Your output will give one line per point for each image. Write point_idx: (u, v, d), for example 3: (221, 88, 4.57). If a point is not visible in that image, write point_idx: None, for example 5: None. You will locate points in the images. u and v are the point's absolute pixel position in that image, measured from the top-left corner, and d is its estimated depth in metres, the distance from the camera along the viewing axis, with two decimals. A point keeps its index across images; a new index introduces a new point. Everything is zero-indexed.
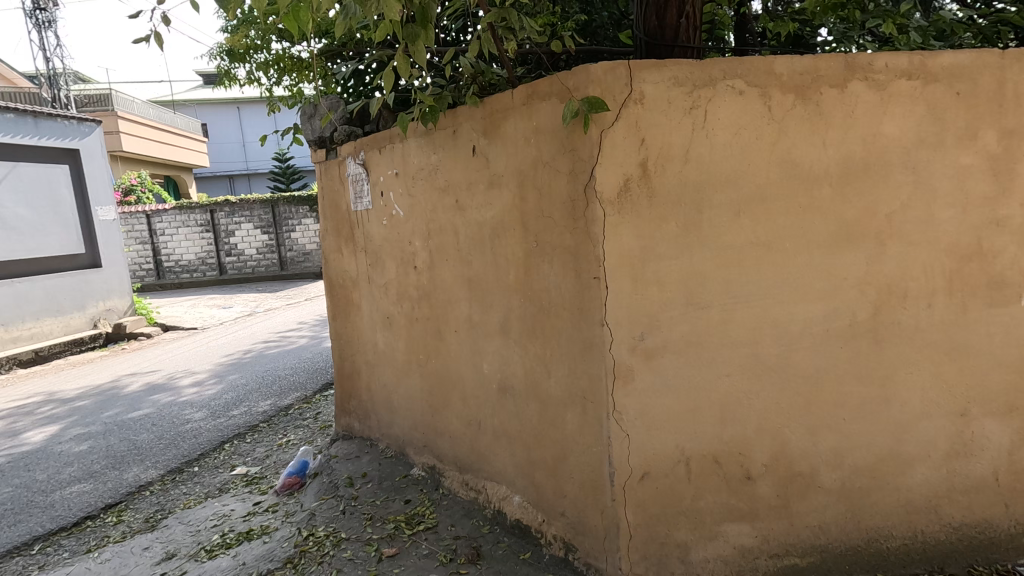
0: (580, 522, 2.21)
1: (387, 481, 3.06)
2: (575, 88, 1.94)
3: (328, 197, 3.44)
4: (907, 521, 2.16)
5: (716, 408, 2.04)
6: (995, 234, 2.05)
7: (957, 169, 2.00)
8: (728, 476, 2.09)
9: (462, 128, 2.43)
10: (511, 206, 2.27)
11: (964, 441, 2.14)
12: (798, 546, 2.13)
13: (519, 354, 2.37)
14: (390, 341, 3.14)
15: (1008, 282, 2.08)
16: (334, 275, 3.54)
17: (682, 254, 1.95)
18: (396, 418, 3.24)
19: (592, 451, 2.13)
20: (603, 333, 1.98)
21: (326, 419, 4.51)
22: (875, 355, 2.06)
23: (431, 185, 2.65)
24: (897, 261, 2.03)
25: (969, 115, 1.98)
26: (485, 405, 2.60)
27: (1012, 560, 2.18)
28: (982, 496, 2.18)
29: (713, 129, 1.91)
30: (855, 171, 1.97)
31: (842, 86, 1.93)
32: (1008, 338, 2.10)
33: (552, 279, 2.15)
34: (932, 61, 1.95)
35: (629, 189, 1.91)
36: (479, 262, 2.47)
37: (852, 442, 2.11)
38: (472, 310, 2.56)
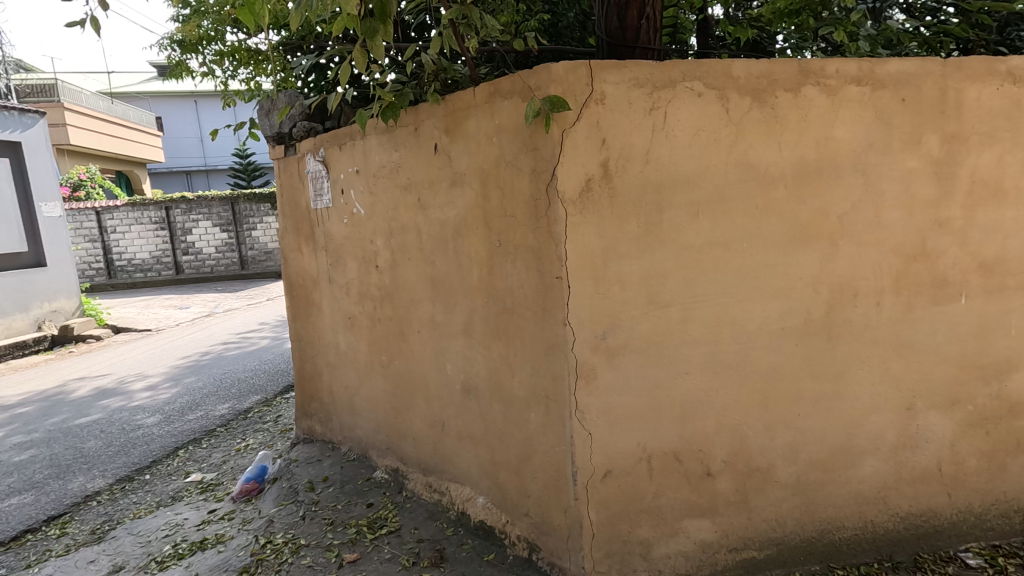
0: (544, 522, 2.21)
1: (349, 484, 3.00)
2: (538, 87, 1.93)
3: (287, 195, 3.35)
4: (858, 512, 2.24)
5: (676, 405, 2.07)
6: (938, 235, 2.13)
7: (903, 173, 2.08)
8: (688, 472, 2.12)
9: (424, 125, 2.39)
10: (473, 205, 2.25)
11: (910, 434, 2.23)
12: (756, 540, 2.18)
13: (482, 355, 2.35)
14: (352, 342, 3.08)
15: (950, 281, 2.17)
16: (294, 274, 3.45)
17: (643, 253, 1.97)
18: (358, 421, 3.18)
19: (555, 450, 2.13)
20: (565, 333, 1.98)
21: (287, 422, 4.40)
22: (827, 352, 2.12)
23: (393, 182, 2.60)
24: (848, 261, 2.09)
25: (914, 120, 2.06)
26: (449, 406, 2.57)
27: (954, 547, 2.29)
28: (927, 487, 2.27)
29: (673, 129, 1.93)
30: (809, 173, 2.02)
31: (796, 90, 1.98)
32: (950, 335, 2.19)
33: (515, 279, 2.15)
34: (879, 68, 2.02)
35: (591, 189, 1.92)
36: (442, 261, 2.45)
37: (807, 437, 2.17)
38: (435, 310, 2.53)
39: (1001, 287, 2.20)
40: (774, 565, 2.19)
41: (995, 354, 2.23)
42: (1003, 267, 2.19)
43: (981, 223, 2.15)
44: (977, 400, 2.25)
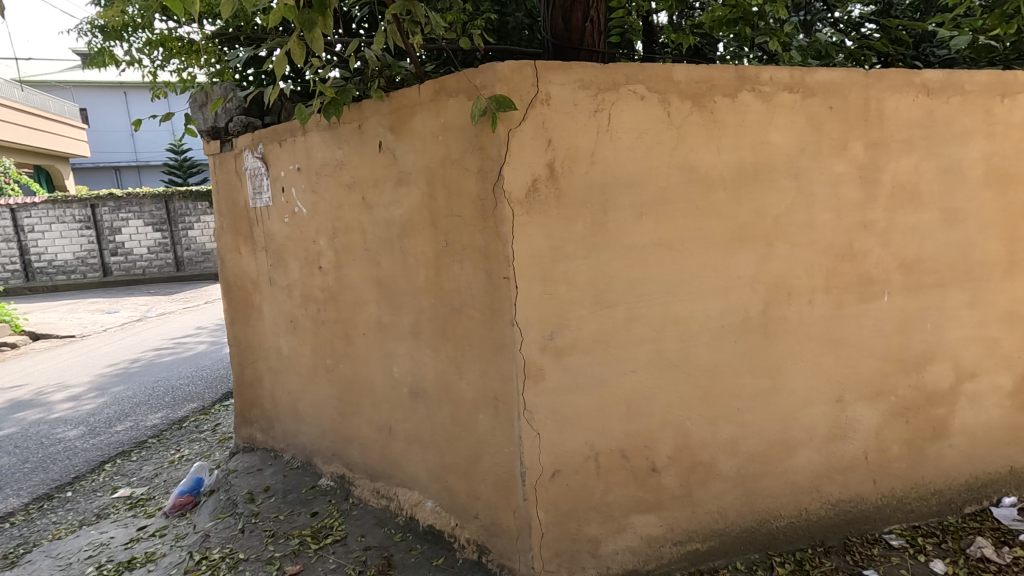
0: (493, 524, 2.20)
1: (292, 494, 2.89)
2: (484, 86, 1.91)
3: (224, 192, 3.19)
4: (794, 501, 2.34)
5: (623, 403, 2.10)
6: (863, 236, 2.26)
7: (832, 177, 2.19)
8: (634, 469, 2.15)
9: (368, 123, 2.33)
10: (420, 205, 2.21)
11: (840, 425, 2.35)
12: (699, 532, 2.24)
13: (430, 357, 2.31)
14: (295, 346, 2.97)
15: (875, 280, 2.30)
16: (231, 276, 3.30)
17: (590, 254, 1.99)
18: (302, 427, 3.07)
19: (504, 452, 2.12)
20: (513, 333, 1.98)
21: (227, 431, 4.20)
22: (765, 348, 2.21)
23: (337, 181, 2.52)
24: (782, 261, 2.18)
25: (841, 127, 2.17)
26: (396, 410, 2.52)
27: (878, 530, 2.44)
28: (855, 474, 2.40)
29: (618, 131, 1.96)
30: (746, 176, 2.10)
31: (733, 96, 2.05)
32: (875, 329, 2.33)
33: (462, 280, 2.12)
34: (810, 77, 2.11)
35: (537, 189, 1.92)
36: (388, 262, 2.39)
37: (746, 431, 2.25)
38: (381, 312, 2.47)
39: (919, 285, 2.35)
40: (716, 556, 2.26)
41: (915, 347, 2.39)
42: (921, 266, 2.34)
43: (902, 225, 2.29)
44: (899, 391, 2.40)
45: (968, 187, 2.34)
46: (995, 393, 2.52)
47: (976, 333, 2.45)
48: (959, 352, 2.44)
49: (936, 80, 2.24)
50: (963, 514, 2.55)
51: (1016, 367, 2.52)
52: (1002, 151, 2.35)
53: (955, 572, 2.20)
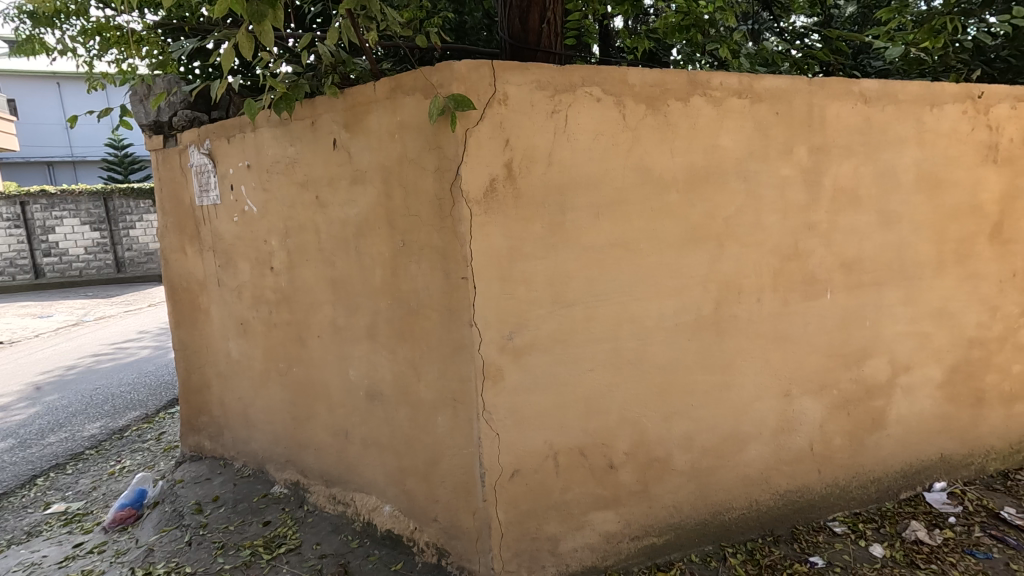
0: (452, 526, 2.18)
1: (243, 503, 2.79)
2: (441, 84, 1.90)
3: (168, 189, 3.05)
4: (745, 493, 2.42)
5: (581, 401, 2.12)
6: (807, 237, 2.36)
7: (779, 180, 2.28)
8: (593, 466, 2.18)
9: (322, 120, 2.27)
10: (376, 204, 2.17)
11: (788, 418, 2.44)
12: (656, 527, 2.29)
13: (388, 359, 2.27)
14: (245, 349, 2.87)
15: (819, 279, 2.41)
16: (176, 278, 3.15)
17: (548, 254, 2.00)
18: (254, 434, 2.96)
19: (463, 453, 2.10)
20: (471, 334, 1.97)
21: (172, 440, 4.01)
22: (717, 345, 2.28)
23: (289, 178, 2.45)
24: (733, 260, 2.25)
25: (787, 132, 2.26)
26: (353, 414, 2.46)
27: (823, 518, 2.57)
28: (801, 465, 2.50)
29: (575, 133, 1.98)
30: (698, 178, 2.16)
31: (685, 100, 2.10)
32: (819, 326, 2.43)
33: (420, 280, 2.10)
34: (758, 83, 2.19)
35: (495, 189, 1.91)
36: (343, 262, 2.34)
37: (700, 426, 2.31)
38: (336, 314, 2.42)
39: (859, 283, 2.48)
40: (672, 549, 2.32)
41: (856, 343, 2.51)
42: (861, 265, 2.47)
43: (843, 226, 2.41)
44: (841, 384, 2.52)
45: (902, 191, 2.47)
46: (927, 384, 2.68)
47: (910, 328, 2.59)
48: (895, 346, 2.58)
49: (873, 89, 2.36)
50: (899, 499, 2.70)
51: (946, 360, 2.69)
52: (931, 157, 2.50)
53: (892, 555, 2.34)
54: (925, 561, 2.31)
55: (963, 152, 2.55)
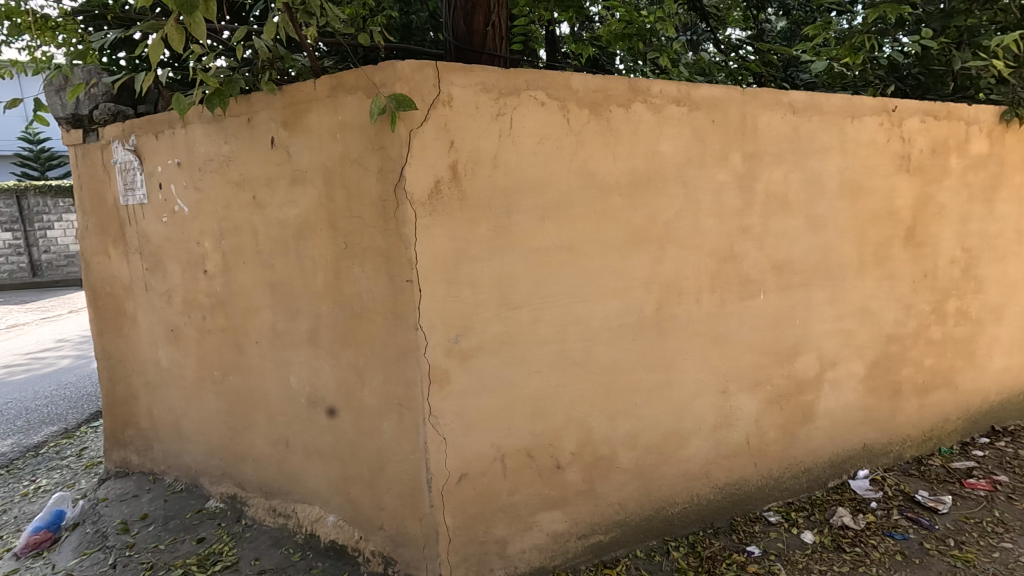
0: (399, 533, 2.14)
1: (175, 520, 2.64)
2: (383, 84, 1.86)
3: (88, 187, 2.85)
4: (687, 488, 2.50)
5: (528, 403, 2.13)
6: (742, 240, 2.47)
7: (715, 185, 2.37)
8: (540, 467, 2.19)
9: (259, 117, 2.19)
10: (317, 205, 2.11)
11: (725, 414, 2.54)
12: (602, 524, 2.34)
13: (330, 364, 2.21)
14: (177, 357, 2.72)
15: (753, 280, 2.52)
16: (98, 282, 2.95)
17: (494, 256, 2.00)
18: (186, 446, 2.81)
19: (409, 459, 2.07)
20: (417, 338, 1.94)
21: (95, 456, 3.75)
22: (659, 344, 2.34)
23: (224, 178, 2.34)
24: (673, 263, 2.33)
25: (722, 139, 2.36)
26: (294, 422, 2.38)
27: (759, 509, 2.69)
28: (738, 459, 2.61)
29: (520, 136, 1.99)
30: (640, 182, 2.21)
31: (627, 106, 2.16)
32: (754, 325, 2.55)
33: (364, 283, 2.05)
34: (695, 92, 2.27)
35: (440, 191, 1.90)
36: (282, 265, 2.25)
37: (643, 424, 2.37)
38: (275, 319, 2.33)
39: (789, 284, 2.61)
40: (618, 545, 2.37)
41: (787, 340, 2.64)
42: (791, 267, 2.60)
43: (774, 230, 2.53)
44: (774, 380, 2.65)
45: (827, 197, 2.63)
46: (851, 378, 2.85)
47: (836, 326, 2.76)
48: (822, 344, 2.74)
49: (800, 101, 2.50)
50: (827, 488, 2.86)
51: (867, 355, 2.88)
52: (853, 165, 2.67)
53: (821, 541, 2.49)
54: (851, 545, 2.47)
55: (880, 161, 2.73)
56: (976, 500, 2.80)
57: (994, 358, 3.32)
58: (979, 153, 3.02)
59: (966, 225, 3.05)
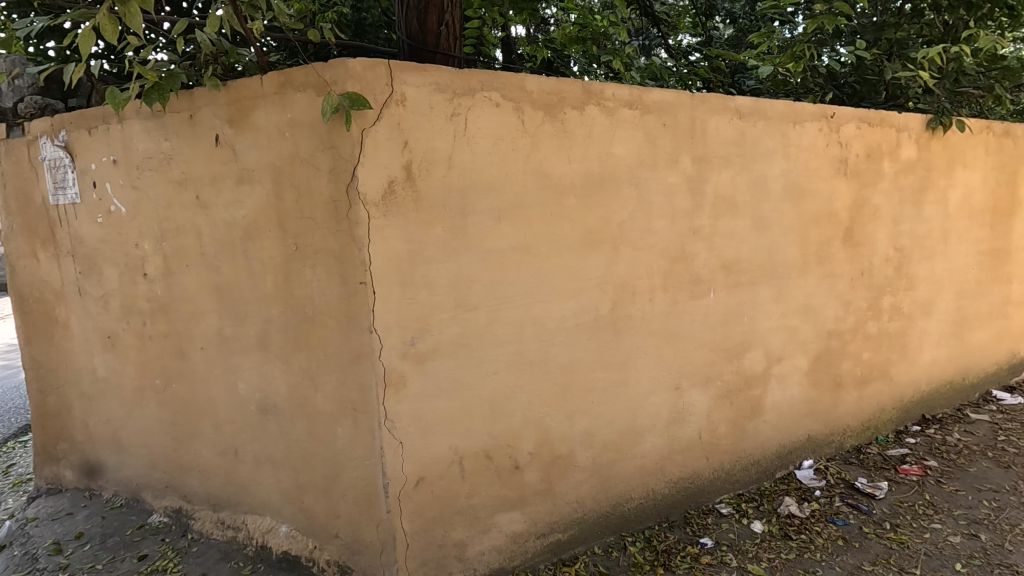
0: (355, 541, 2.10)
1: (114, 537, 2.50)
2: (334, 82, 1.82)
3: (12, 185, 2.66)
4: (642, 484, 2.55)
5: (485, 404, 2.12)
6: (693, 241, 2.54)
7: (667, 187, 2.43)
8: (498, 468, 2.19)
9: (202, 113, 2.10)
10: (265, 205, 2.04)
11: (679, 410, 2.61)
12: (560, 523, 2.35)
13: (281, 370, 2.14)
14: (114, 365, 2.58)
15: (703, 279, 2.60)
16: (25, 286, 2.75)
17: (449, 257, 1.98)
18: (126, 459, 2.66)
19: (365, 465, 2.02)
20: (372, 341, 1.91)
21: (24, 473, 3.50)
22: (614, 343, 2.38)
23: (165, 176, 2.23)
24: (627, 263, 2.37)
25: (673, 142, 2.42)
26: (243, 431, 2.29)
27: (711, 501, 2.77)
28: (691, 453, 2.68)
29: (475, 136, 1.98)
30: (594, 184, 2.24)
31: (581, 109, 2.18)
32: (704, 323, 2.63)
33: (315, 286, 2.00)
34: (647, 96, 2.32)
35: (394, 191, 1.87)
36: (229, 268, 2.17)
37: (600, 422, 2.40)
38: (222, 323, 2.24)
39: (737, 283, 2.70)
40: (575, 543, 2.40)
41: (736, 337, 2.74)
42: (739, 267, 2.69)
43: (723, 231, 2.61)
44: (725, 376, 2.73)
45: (771, 199, 2.74)
46: (796, 372, 2.98)
47: (781, 323, 2.87)
48: (768, 340, 2.84)
49: (746, 106, 2.59)
50: (775, 478, 2.98)
51: (810, 350, 3.01)
52: (795, 169, 2.79)
53: (769, 530, 2.60)
54: (797, 532, 2.58)
55: (820, 165, 2.87)
56: (909, 484, 2.97)
57: (924, 350, 3.53)
58: (908, 158, 3.21)
59: (898, 226, 3.23)
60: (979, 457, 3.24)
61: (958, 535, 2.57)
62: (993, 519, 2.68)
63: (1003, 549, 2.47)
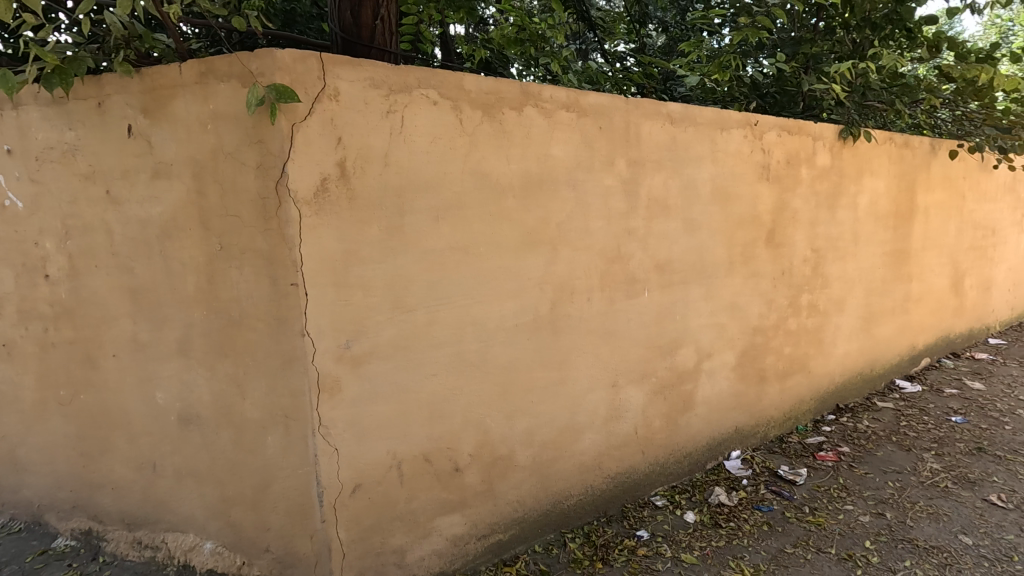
0: (287, 554, 2.01)
1: (11, 566, 2.27)
2: (260, 73, 1.74)
3: None
4: (581, 480, 2.59)
5: (424, 407, 2.08)
6: (628, 242, 2.60)
7: (603, 189, 2.48)
8: (438, 472, 2.16)
9: (112, 101, 1.95)
10: (185, 202, 1.91)
11: (616, 407, 2.67)
12: (501, 523, 2.35)
13: (205, 377, 2.01)
14: (10, 376, 2.34)
15: (638, 278, 2.67)
16: None
17: (386, 258, 1.93)
18: (25, 478, 2.42)
19: (297, 474, 1.94)
20: (304, 344, 1.83)
21: None
22: (553, 342, 2.41)
23: (69, 169, 2.05)
24: (565, 263, 2.40)
25: (608, 145, 2.47)
26: (162, 443, 2.14)
27: (647, 494, 2.86)
28: (628, 448, 2.75)
29: (412, 135, 1.94)
30: (533, 184, 2.26)
31: (519, 109, 2.19)
32: (640, 321, 2.70)
33: (242, 287, 1.90)
34: (583, 99, 2.36)
35: (327, 189, 1.80)
36: (145, 269, 2.02)
37: (539, 421, 2.42)
38: (137, 328, 2.08)
39: (670, 282, 2.80)
40: (516, 542, 2.41)
41: (669, 335, 2.83)
42: (671, 267, 2.79)
43: (656, 232, 2.70)
44: (659, 372, 2.82)
45: (701, 202, 2.86)
46: (724, 367, 3.12)
47: (710, 320, 3.00)
48: (698, 337, 2.96)
49: (677, 112, 2.68)
50: (706, 469, 3.12)
51: (737, 346, 3.16)
52: (722, 173, 2.92)
53: (701, 519, 2.71)
54: (726, 520, 2.71)
55: (745, 170, 3.02)
56: (826, 470, 3.19)
57: (838, 344, 3.80)
58: (823, 165, 3.44)
59: (815, 228, 3.46)
60: (885, 441, 3.53)
61: (867, 515, 2.78)
62: (897, 498, 2.92)
63: (905, 525, 2.70)
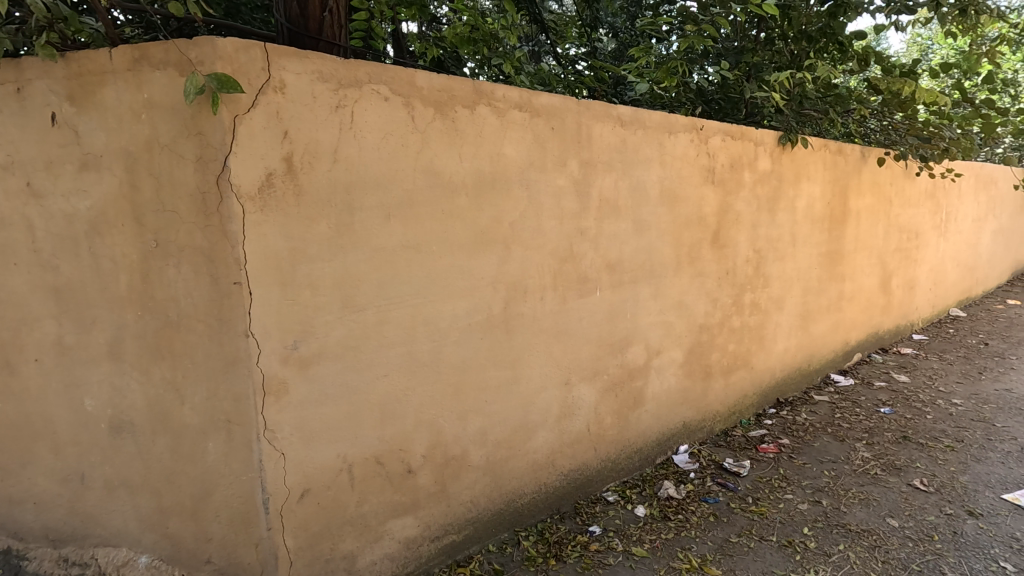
0: (230, 564, 1.93)
1: None
2: (200, 61, 1.66)
3: None
4: (535, 478, 2.61)
5: (375, 409, 2.04)
6: (580, 241, 2.64)
7: (555, 189, 2.50)
8: (389, 474, 2.12)
9: (34, 87, 1.82)
10: (116, 196, 1.80)
11: (568, 405, 2.70)
12: (454, 524, 2.34)
13: (139, 382, 1.91)
14: None
15: (590, 278, 2.71)
16: None
17: (335, 256, 1.88)
18: None
19: (241, 481, 1.86)
20: (248, 346, 1.76)
21: None
22: (506, 341, 2.41)
23: None
24: (518, 262, 2.41)
25: (561, 145, 2.50)
26: (90, 453, 2.01)
27: (599, 489, 2.90)
28: (581, 445, 2.79)
29: (361, 130, 1.90)
30: (485, 183, 2.25)
31: (471, 107, 2.18)
32: (591, 319, 2.75)
33: (180, 286, 1.81)
34: (535, 100, 2.38)
35: (272, 184, 1.74)
36: (71, 267, 1.89)
37: (493, 420, 2.41)
38: (62, 331, 1.94)
39: (621, 282, 2.86)
40: (470, 543, 2.40)
41: (620, 333, 2.89)
42: (622, 266, 2.85)
43: (607, 233, 2.75)
44: (610, 369, 2.88)
45: (650, 204, 2.93)
46: (672, 364, 3.21)
47: (659, 318, 3.08)
48: (648, 334, 3.04)
49: (627, 115, 2.74)
50: (655, 464, 3.20)
51: (684, 343, 3.26)
52: (670, 175, 3.00)
53: (651, 513, 2.77)
54: (674, 513, 2.78)
55: (691, 172, 3.12)
56: (767, 461, 3.33)
57: (778, 341, 3.98)
58: (764, 169, 3.60)
59: (756, 230, 3.61)
60: (821, 433, 3.72)
61: (805, 503, 2.92)
62: (832, 486, 3.09)
63: (839, 511, 2.85)
